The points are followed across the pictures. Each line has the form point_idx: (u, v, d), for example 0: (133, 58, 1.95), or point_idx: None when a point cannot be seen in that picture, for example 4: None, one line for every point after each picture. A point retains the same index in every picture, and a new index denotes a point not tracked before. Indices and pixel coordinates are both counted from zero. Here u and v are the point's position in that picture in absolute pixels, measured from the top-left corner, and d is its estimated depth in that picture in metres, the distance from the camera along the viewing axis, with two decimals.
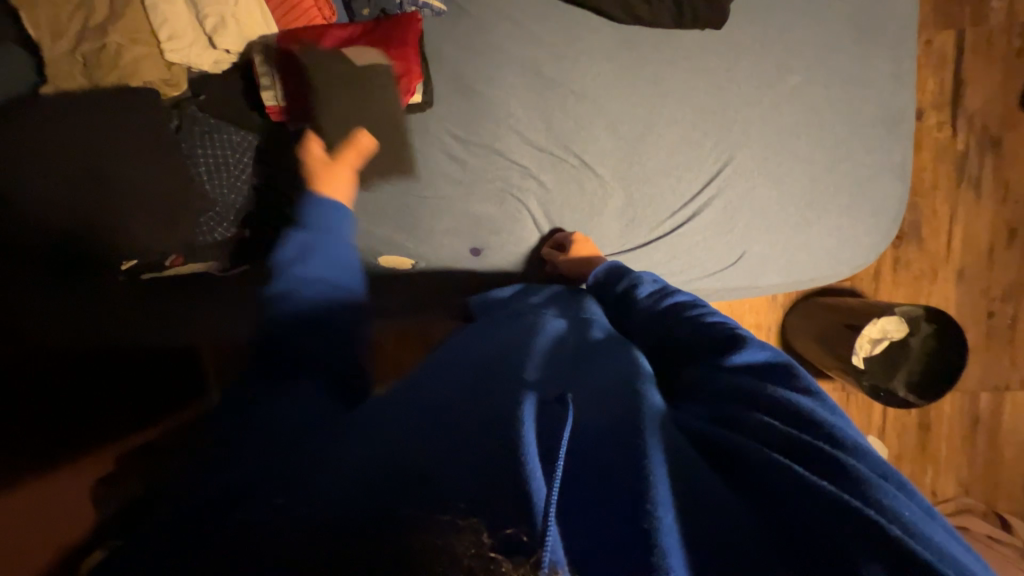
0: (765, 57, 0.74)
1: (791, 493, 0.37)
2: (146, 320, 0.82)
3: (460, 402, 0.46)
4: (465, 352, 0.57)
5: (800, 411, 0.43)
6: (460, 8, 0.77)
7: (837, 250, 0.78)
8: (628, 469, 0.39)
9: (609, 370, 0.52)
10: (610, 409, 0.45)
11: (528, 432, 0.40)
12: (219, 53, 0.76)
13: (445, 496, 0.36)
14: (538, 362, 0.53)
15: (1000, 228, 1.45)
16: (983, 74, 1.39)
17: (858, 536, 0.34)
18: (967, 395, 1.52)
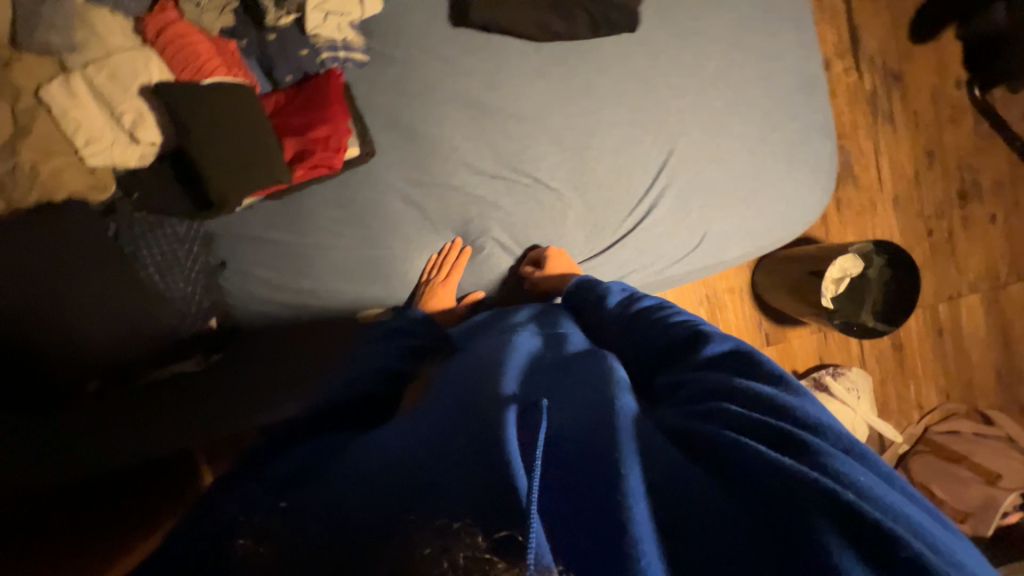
0: (684, 48, 0.78)
1: (749, 465, 0.37)
2: None
3: (442, 432, 0.45)
4: (446, 385, 0.55)
5: (764, 397, 0.42)
6: (385, 56, 0.77)
7: (788, 214, 0.82)
8: (601, 460, 0.38)
9: (582, 370, 0.51)
10: (583, 410, 0.44)
11: (511, 437, 0.39)
12: (143, 146, 0.72)
13: (441, 505, 0.37)
14: (516, 376, 0.51)
15: (919, 153, 1.57)
16: (873, 18, 1.50)
17: (826, 509, 0.33)
18: (928, 309, 1.63)
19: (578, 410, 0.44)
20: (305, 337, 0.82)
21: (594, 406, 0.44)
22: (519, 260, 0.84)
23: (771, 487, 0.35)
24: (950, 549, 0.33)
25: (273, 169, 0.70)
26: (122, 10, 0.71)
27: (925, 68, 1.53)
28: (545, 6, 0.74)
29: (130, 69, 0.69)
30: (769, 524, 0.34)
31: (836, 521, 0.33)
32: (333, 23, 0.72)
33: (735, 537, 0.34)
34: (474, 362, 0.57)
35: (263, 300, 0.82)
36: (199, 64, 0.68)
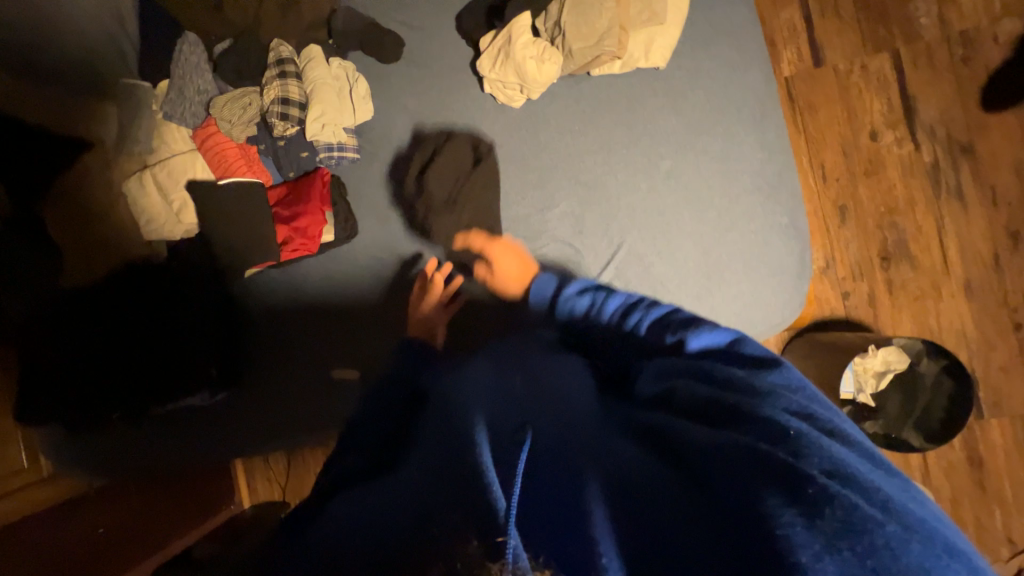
0: (635, 149, 0.80)
1: (687, 449, 0.42)
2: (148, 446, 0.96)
3: (433, 442, 0.52)
4: (438, 400, 0.60)
5: (731, 379, 0.51)
6: (373, 154, 0.92)
7: (746, 317, 0.77)
8: (565, 449, 0.44)
9: (557, 393, 0.57)
10: (558, 415, 0.51)
11: (486, 454, 0.43)
12: (184, 226, 0.92)
13: (439, 517, 0.39)
14: (497, 389, 0.56)
15: (999, 233, 1.34)
16: (931, 86, 1.36)
17: (773, 482, 0.36)
18: (1018, 419, 1.34)
19: (557, 414, 0.51)
20: (299, 387, 0.95)
21: (570, 416, 0.51)
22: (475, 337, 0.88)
23: (704, 460, 0.40)
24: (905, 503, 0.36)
25: (266, 251, 0.86)
26: (184, 124, 0.91)
27: (1004, 138, 1.34)
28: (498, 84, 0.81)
29: (183, 167, 0.90)
30: (708, 496, 0.38)
31: (763, 474, 0.36)
32: (328, 131, 0.86)
33: (680, 500, 0.38)
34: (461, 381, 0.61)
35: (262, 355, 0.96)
36: (225, 161, 0.87)
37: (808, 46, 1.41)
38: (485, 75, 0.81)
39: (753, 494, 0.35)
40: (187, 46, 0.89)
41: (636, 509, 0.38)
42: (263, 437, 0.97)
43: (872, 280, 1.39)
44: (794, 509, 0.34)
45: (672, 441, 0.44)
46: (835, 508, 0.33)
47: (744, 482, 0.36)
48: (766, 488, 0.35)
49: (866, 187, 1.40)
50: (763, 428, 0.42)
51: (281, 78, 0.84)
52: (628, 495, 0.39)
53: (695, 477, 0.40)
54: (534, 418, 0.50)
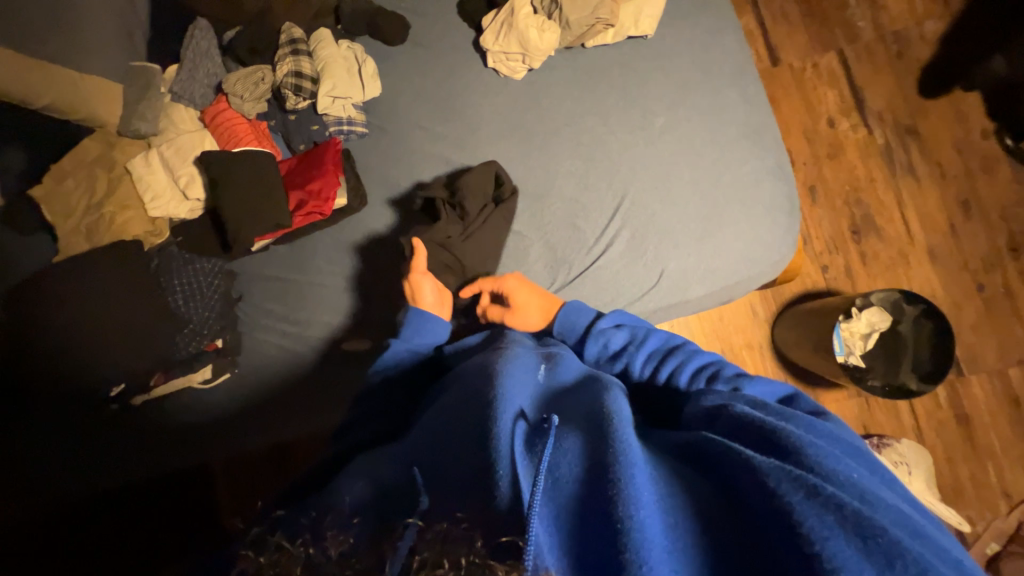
0: (631, 108, 0.87)
1: (730, 467, 0.43)
2: (134, 441, 0.89)
3: (462, 439, 0.52)
4: (456, 392, 0.62)
5: (772, 407, 0.52)
6: (380, 128, 0.95)
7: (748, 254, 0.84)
8: (602, 450, 0.45)
9: (584, 397, 0.57)
10: (597, 415, 0.51)
11: (513, 461, 0.45)
12: (191, 202, 0.92)
13: (449, 510, 0.43)
14: (525, 390, 0.58)
15: (951, 203, 1.48)
16: (874, 78, 1.53)
17: (806, 492, 0.38)
18: (994, 374, 1.42)
19: (581, 413, 0.53)
20: (307, 363, 0.93)
21: (605, 415, 0.50)
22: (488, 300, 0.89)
23: (751, 480, 0.41)
24: (935, 541, 0.39)
25: (277, 215, 0.86)
26: (193, 105, 0.94)
27: (943, 121, 1.50)
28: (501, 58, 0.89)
29: (191, 146, 0.92)
30: (752, 517, 0.39)
31: (812, 500, 0.38)
32: (339, 105, 0.90)
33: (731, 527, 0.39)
34: (473, 371, 0.64)
35: (271, 332, 0.93)
36: (234, 134, 0.89)
37: (765, 49, 1.57)
38: (489, 48, 0.88)
39: (797, 518, 0.37)
40: (198, 31, 0.92)
41: (677, 527, 0.40)
42: (260, 430, 0.92)
43: (847, 252, 1.49)
44: (843, 543, 0.35)
45: (716, 455, 0.46)
46: (911, 564, 0.34)
47: (781, 494, 0.38)
48: (803, 503, 0.37)
49: (830, 168, 1.52)
50: (815, 455, 0.43)
51: (293, 55, 0.88)
52: (676, 515, 0.40)
53: (739, 496, 0.41)
54: (569, 427, 0.50)
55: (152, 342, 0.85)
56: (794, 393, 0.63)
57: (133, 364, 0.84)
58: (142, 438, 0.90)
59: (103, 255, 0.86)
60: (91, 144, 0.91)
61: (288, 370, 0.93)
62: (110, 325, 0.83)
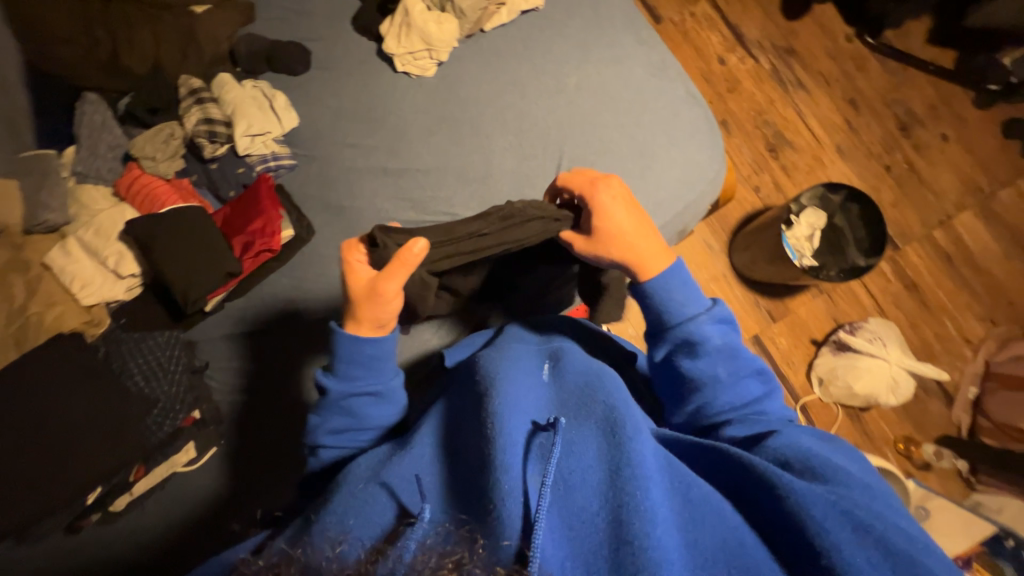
0: (544, 76, 0.91)
1: (757, 491, 0.48)
2: (123, 547, 0.81)
3: (471, 444, 0.52)
4: (463, 395, 0.61)
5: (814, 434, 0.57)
6: (308, 156, 0.93)
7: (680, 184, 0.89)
8: (625, 459, 0.47)
9: (597, 394, 0.57)
10: (609, 418, 0.52)
11: (527, 475, 0.46)
12: (126, 280, 0.86)
13: (453, 518, 0.46)
14: (538, 392, 0.59)
15: (841, 103, 1.64)
16: (745, 13, 1.68)
17: (846, 519, 0.43)
18: (923, 240, 1.57)
19: (598, 415, 0.53)
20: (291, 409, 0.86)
21: (617, 419, 0.51)
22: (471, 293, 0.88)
23: (788, 505, 0.45)
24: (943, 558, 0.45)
25: (224, 263, 0.82)
26: (103, 181, 0.89)
27: (812, 35, 1.67)
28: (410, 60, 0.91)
29: (112, 223, 0.86)
30: (778, 542, 0.45)
31: (853, 531, 0.42)
32: (260, 143, 0.89)
33: (742, 537, 0.45)
34: (477, 373, 0.63)
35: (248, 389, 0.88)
36: (157, 197, 0.85)
37: (645, 10, 1.69)
38: (394, 54, 0.90)
39: (830, 550, 0.41)
40: (88, 106, 0.88)
41: (696, 543, 0.44)
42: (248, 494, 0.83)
43: (771, 170, 1.61)
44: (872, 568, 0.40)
45: (743, 470, 0.49)
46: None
47: (821, 525, 0.42)
48: (847, 539, 0.42)
49: (734, 100, 1.65)
50: (862, 494, 0.47)
51: (199, 104, 0.86)
52: (697, 533, 0.44)
53: (770, 522, 0.46)
54: (581, 430, 0.52)
55: (117, 435, 0.78)
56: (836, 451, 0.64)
57: (104, 463, 0.76)
58: (128, 540, 0.81)
59: (43, 355, 0.79)
60: None
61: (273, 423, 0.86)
62: (71, 430, 0.76)
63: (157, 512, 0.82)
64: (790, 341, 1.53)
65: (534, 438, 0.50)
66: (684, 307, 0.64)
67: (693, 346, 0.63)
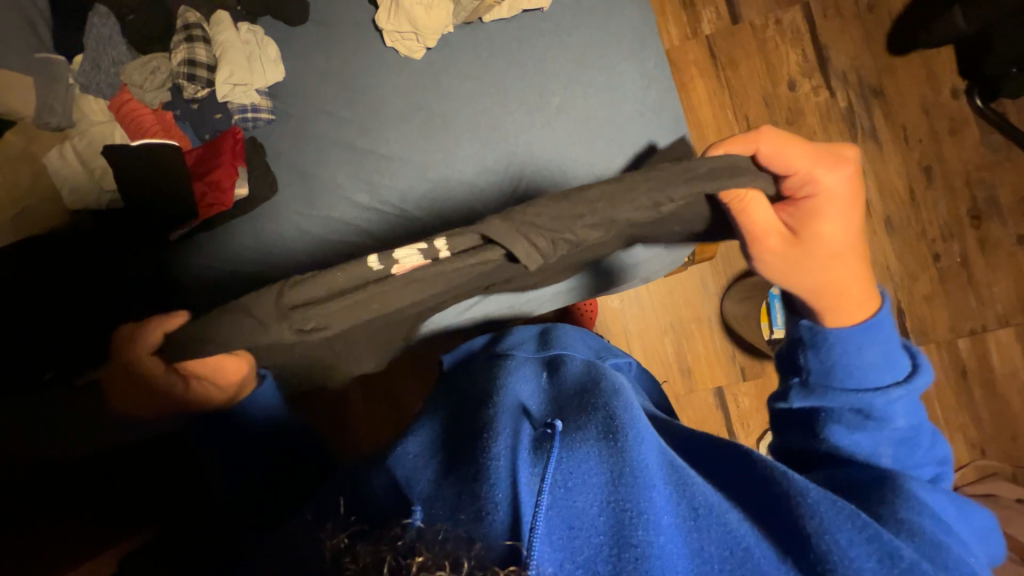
0: (529, 88, 0.85)
1: (765, 503, 0.54)
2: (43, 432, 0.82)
3: (470, 441, 0.60)
4: (467, 406, 0.71)
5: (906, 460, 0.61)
6: (287, 114, 0.94)
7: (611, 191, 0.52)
8: (624, 465, 0.53)
9: (598, 398, 0.64)
10: (610, 425, 0.58)
11: (526, 474, 0.52)
12: (105, 193, 0.94)
13: (462, 494, 0.51)
14: (535, 405, 0.67)
15: (913, 169, 1.41)
16: (840, 34, 1.43)
17: (867, 537, 0.49)
18: (944, 346, 1.40)
19: (599, 417, 0.60)
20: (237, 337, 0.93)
21: (616, 424, 0.58)
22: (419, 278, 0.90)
23: (796, 512, 0.51)
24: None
25: (182, 206, 0.89)
26: (104, 96, 0.95)
27: (911, 80, 1.41)
28: (398, 37, 0.87)
29: (103, 138, 0.94)
30: (783, 542, 0.50)
31: (873, 548, 0.48)
32: (240, 91, 0.90)
33: (753, 550, 0.49)
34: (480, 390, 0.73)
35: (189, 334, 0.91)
36: (138, 124, 0.90)
37: (724, 5, 1.47)
38: (383, 28, 0.86)
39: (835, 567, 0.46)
40: (97, 18, 0.92)
41: (700, 551, 0.48)
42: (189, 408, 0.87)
43: None
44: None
45: (764, 485, 0.55)
46: None
47: (823, 534, 0.49)
48: (854, 545, 0.48)
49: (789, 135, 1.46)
50: (936, 526, 0.52)
51: (187, 41, 0.88)
52: (702, 541, 0.49)
53: (778, 536, 0.51)
54: (582, 435, 0.58)
55: None
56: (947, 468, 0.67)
57: None
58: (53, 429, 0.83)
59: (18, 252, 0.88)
60: (11, 138, 0.93)
61: None
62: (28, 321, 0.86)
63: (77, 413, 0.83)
64: (753, 404, 1.49)
65: (532, 441, 0.58)
66: (872, 369, 0.62)
67: (869, 416, 0.61)
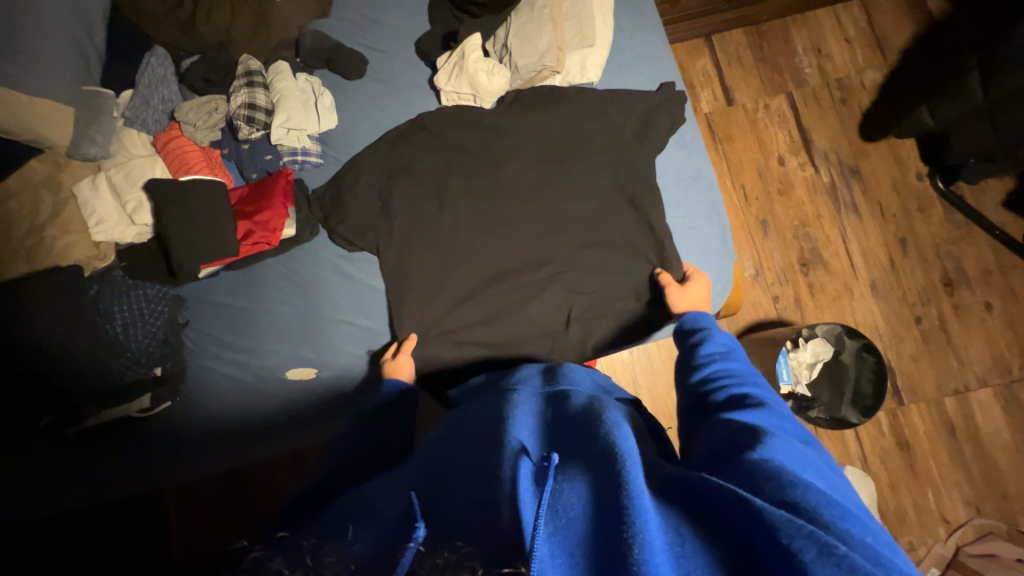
0: (580, 151, 0.94)
1: (724, 506, 0.43)
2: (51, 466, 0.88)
3: (464, 468, 0.59)
4: (446, 444, 0.69)
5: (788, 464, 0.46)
6: (336, 158, 0.97)
7: None
8: (609, 477, 0.47)
9: (603, 428, 0.56)
10: (608, 442, 0.53)
11: (521, 493, 0.49)
12: (139, 226, 0.91)
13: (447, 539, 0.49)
14: (534, 438, 0.61)
15: (891, 239, 1.57)
16: (821, 120, 1.63)
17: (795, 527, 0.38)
18: (933, 404, 1.49)
19: (599, 442, 0.54)
20: (239, 393, 0.94)
21: (614, 444, 0.52)
22: (469, 318, 0.92)
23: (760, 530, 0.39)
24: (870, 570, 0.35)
25: (224, 244, 0.87)
26: (146, 130, 0.94)
27: (882, 163, 1.60)
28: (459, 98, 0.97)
29: (141, 171, 0.92)
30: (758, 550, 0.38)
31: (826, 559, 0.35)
32: (293, 136, 0.92)
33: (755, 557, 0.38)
34: (471, 432, 0.67)
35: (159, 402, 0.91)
36: (182, 159, 0.91)
37: (720, 89, 1.66)
38: (442, 88, 0.95)
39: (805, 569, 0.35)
40: (154, 59, 0.94)
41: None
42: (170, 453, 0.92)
43: (796, 284, 1.56)
44: None
45: (720, 492, 0.44)
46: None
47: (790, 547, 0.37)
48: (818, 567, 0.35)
49: (780, 203, 1.60)
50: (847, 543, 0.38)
51: (249, 86, 0.91)
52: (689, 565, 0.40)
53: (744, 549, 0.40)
54: (577, 469, 0.51)
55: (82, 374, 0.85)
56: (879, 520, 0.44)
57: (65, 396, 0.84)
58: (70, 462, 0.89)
59: (37, 283, 0.85)
60: (39, 163, 0.90)
61: (223, 398, 0.94)
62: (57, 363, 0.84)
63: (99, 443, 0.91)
64: None
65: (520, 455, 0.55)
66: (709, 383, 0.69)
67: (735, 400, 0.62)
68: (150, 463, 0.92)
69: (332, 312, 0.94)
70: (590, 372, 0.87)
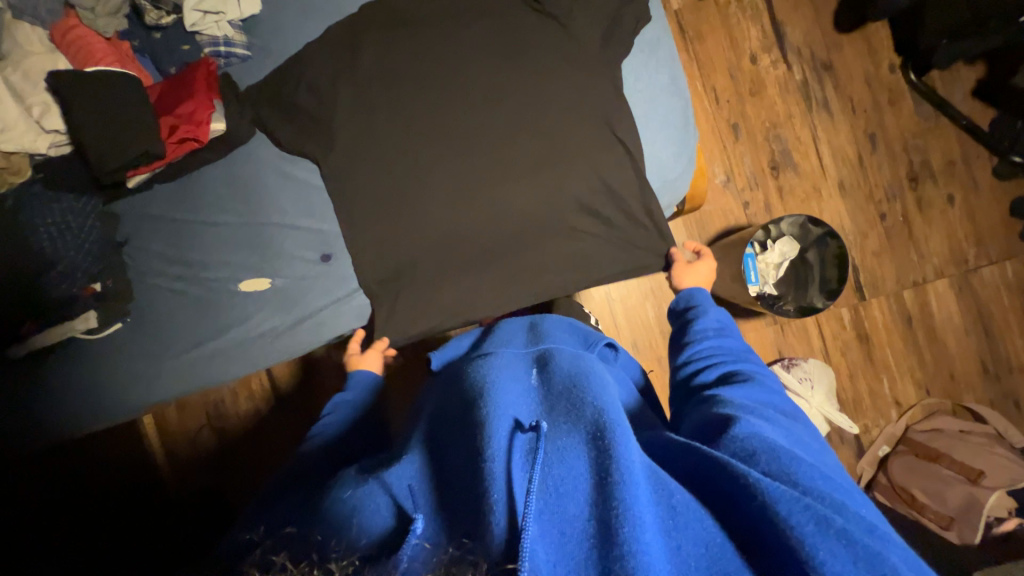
0: (532, 34, 0.89)
1: (735, 491, 0.45)
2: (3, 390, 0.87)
3: (450, 440, 0.57)
4: (431, 409, 0.68)
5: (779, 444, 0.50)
6: (266, 50, 0.89)
7: None
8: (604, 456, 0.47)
9: (590, 403, 0.55)
10: (597, 420, 0.52)
11: (510, 469, 0.48)
12: (52, 135, 0.82)
13: (442, 529, 0.47)
14: (513, 400, 0.59)
15: (860, 135, 1.55)
16: (794, 12, 1.55)
17: (796, 508, 0.42)
18: (892, 297, 1.54)
19: (589, 416, 0.53)
20: (195, 307, 0.89)
21: (604, 423, 0.52)
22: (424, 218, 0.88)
23: (762, 510, 0.43)
24: (857, 538, 0.40)
25: (146, 141, 0.80)
26: (40, 23, 0.82)
27: (855, 56, 1.55)
28: None
29: (43, 69, 0.81)
30: (756, 530, 0.43)
31: (825, 531, 0.41)
32: (211, 21, 0.84)
33: (762, 532, 0.42)
34: (452, 396, 0.65)
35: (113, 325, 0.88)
36: (85, 52, 0.81)
37: None
38: None
39: (806, 549, 0.40)
40: None
41: (679, 550, 0.42)
42: (121, 378, 0.89)
43: (766, 188, 1.55)
44: (831, 551, 0.39)
45: (726, 473, 0.46)
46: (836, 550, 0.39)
47: (791, 523, 0.41)
48: (817, 537, 0.40)
49: (752, 105, 1.55)
50: (840, 512, 0.43)
51: None
52: (680, 539, 0.42)
53: (746, 529, 0.44)
54: (565, 444, 0.50)
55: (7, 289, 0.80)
56: (848, 487, 0.51)
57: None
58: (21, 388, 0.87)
59: None
60: None
61: (173, 313, 0.89)
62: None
63: (42, 370, 0.87)
64: None
65: (504, 425, 0.53)
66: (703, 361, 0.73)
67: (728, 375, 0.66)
68: (101, 385, 0.89)
69: (279, 216, 0.89)
70: (556, 319, 0.86)
